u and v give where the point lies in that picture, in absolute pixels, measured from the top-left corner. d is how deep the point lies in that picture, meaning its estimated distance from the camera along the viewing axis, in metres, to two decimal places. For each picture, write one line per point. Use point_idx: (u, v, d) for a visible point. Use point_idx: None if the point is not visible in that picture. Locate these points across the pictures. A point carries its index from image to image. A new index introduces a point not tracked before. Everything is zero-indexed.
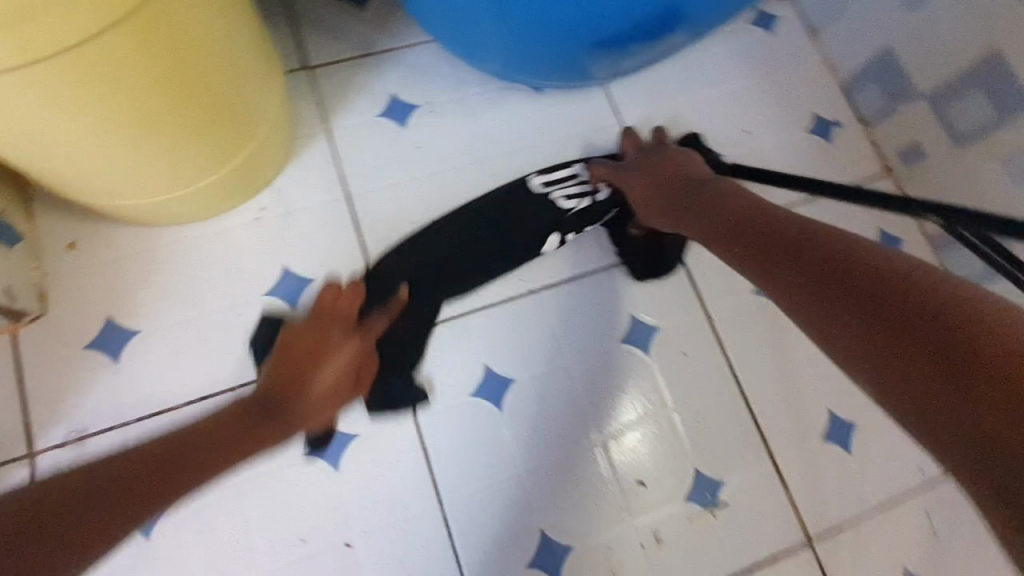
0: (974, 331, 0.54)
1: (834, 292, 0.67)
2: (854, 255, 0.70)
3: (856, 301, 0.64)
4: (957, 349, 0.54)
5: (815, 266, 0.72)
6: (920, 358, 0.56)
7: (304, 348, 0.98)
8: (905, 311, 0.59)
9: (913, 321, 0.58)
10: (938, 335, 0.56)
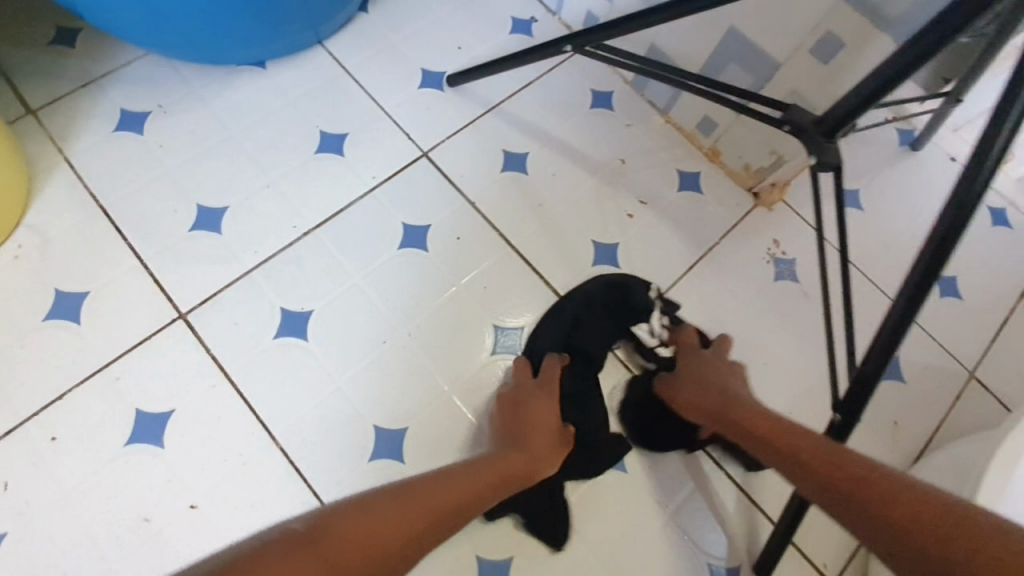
0: (923, 501, 0.46)
1: (789, 459, 0.58)
2: (794, 432, 0.60)
3: (836, 471, 0.53)
4: (918, 518, 0.45)
5: (800, 444, 0.58)
6: (906, 511, 0.46)
7: (546, 422, 0.74)
8: (865, 489, 0.49)
9: (868, 492, 0.49)
10: (900, 496, 0.47)
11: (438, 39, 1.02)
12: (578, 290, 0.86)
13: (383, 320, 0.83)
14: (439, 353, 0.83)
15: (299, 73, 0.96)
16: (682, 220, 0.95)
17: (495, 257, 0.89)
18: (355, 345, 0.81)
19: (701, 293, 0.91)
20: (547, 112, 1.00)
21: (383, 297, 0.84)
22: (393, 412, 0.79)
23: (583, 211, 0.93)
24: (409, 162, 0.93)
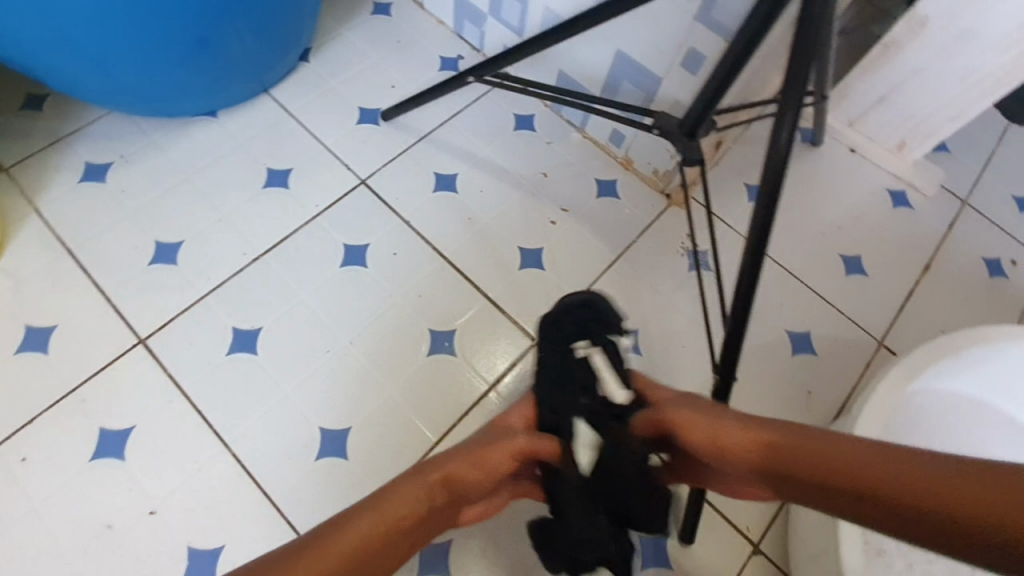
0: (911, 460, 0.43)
1: (835, 500, 0.45)
2: (821, 452, 0.47)
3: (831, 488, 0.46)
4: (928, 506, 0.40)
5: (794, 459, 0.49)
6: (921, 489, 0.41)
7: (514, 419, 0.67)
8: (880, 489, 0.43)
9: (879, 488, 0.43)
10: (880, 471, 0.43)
11: (374, 80, 1.14)
12: (504, 300, 0.96)
13: (326, 331, 0.91)
14: (380, 360, 0.90)
15: (247, 118, 1.06)
16: (602, 222, 1.04)
17: (430, 269, 0.97)
18: (302, 355, 0.89)
19: (622, 286, 0.99)
20: (474, 137, 1.10)
21: (328, 311, 0.92)
22: (338, 414, 0.86)
23: (509, 224, 1.03)
24: (349, 190, 1.03)
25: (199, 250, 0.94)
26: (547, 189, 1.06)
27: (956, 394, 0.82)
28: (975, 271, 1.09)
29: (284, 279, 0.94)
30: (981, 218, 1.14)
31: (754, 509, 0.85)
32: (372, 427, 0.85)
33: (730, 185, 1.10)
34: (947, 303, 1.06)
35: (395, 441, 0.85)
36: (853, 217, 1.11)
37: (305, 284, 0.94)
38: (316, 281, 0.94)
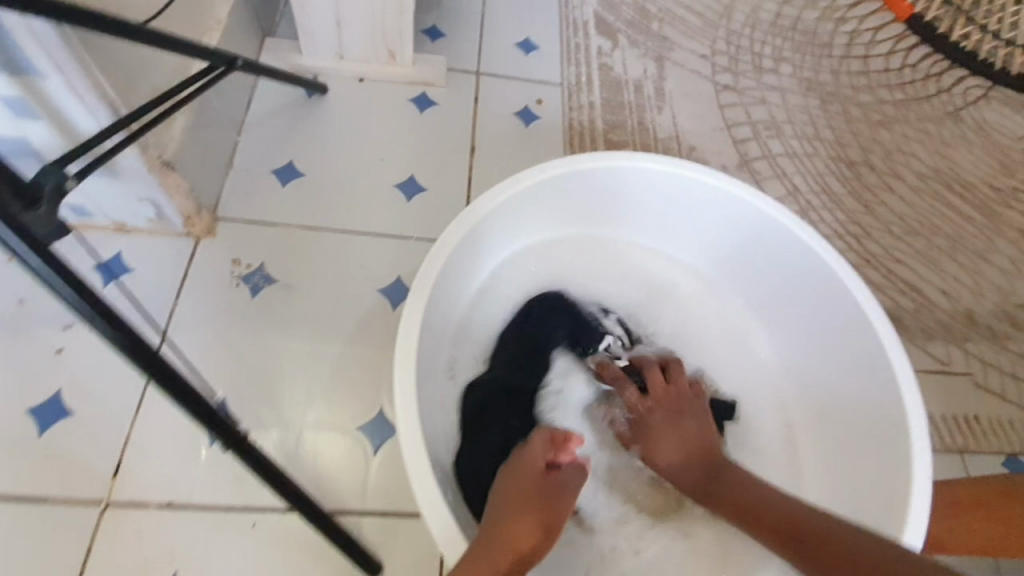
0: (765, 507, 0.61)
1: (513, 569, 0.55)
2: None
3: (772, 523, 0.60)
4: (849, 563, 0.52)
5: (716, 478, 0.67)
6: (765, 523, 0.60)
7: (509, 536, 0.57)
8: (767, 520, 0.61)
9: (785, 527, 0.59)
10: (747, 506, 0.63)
11: (137, 218, 0.80)
12: (233, 352, 0.79)
13: (108, 511, 0.67)
14: (46, 502, 0.66)
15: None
16: (410, 242, 0.92)
17: (167, 331, 0.79)
18: (83, 492, 0.67)
19: (435, 312, 0.72)
20: (143, 260, 0.82)
21: (133, 435, 0.71)
22: (157, 556, 0.66)
23: (235, 256, 0.85)
24: (175, 251, 0.83)
25: None
26: (158, 248, 0.83)
27: (887, 388, 0.69)
28: (841, 193, 1.14)
29: (12, 490, 0.66)
30: (568, 115, 1.09)
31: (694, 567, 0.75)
32: (174, 549, 0.67)
33: (468, 194, 0.98)
34: (854, 225, 1.12)
35: (196, 562, 0.67)
36: (565, 194, 0.82)
37: (54, 433, 0.70)
38: (85, 398, 0.71)
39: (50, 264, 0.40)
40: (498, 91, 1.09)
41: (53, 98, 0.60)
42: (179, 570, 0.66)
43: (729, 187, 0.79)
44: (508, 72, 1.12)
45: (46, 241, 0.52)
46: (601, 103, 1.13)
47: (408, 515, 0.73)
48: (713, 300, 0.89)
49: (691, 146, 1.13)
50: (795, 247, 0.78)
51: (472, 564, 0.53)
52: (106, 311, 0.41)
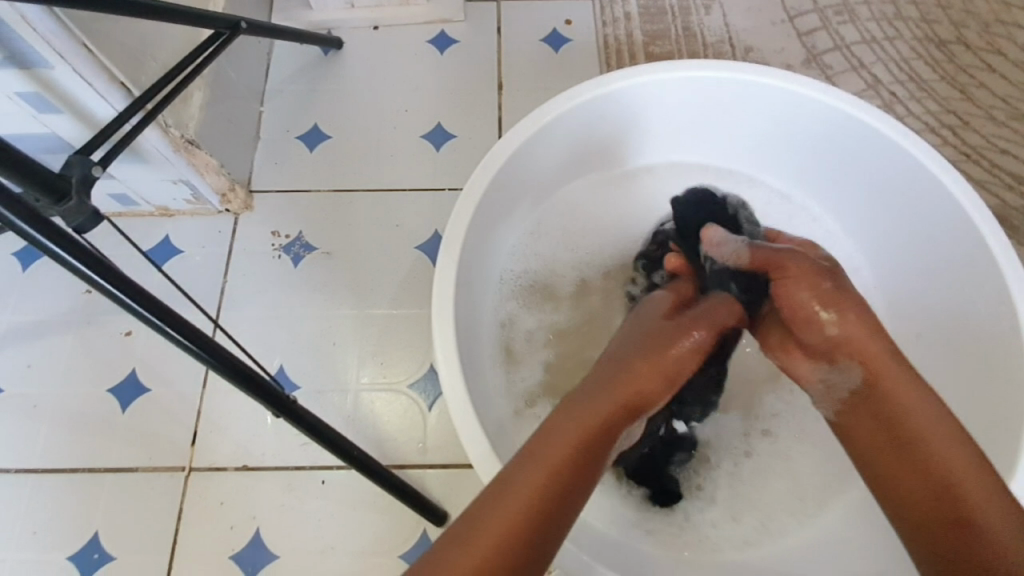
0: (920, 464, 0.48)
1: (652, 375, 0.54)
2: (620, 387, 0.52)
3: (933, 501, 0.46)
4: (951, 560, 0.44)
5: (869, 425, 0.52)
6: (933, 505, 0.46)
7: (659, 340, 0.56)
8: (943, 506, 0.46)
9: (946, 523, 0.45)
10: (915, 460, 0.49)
11: (177, 200, 0.82)
12: (284, 321, 0.81)
13: (191, 475, 0.72)
14: (139, 470, 0.72)
15: (27, 374, 0.77)
16: (444, 192, 0.88)
17: (221, 306, 0.81)
18: (168, 460, 0.73)
19: (474, 263, 0.68)
20: (190, 241, 0.84)
21: (203, 407, 0.75)
22: (240, 515, 0.71)
23: (275, 227, 0.85)
24: (217, 228, 0.85)
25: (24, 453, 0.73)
26: (202, 228, 0.85)
27: (995, 301, 0.60)
28: (933, 79, 0.97)
29: (110, 460, 0.73)
30: (601, 33, 0.98)
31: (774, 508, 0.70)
32: (253, 508, 0.71)
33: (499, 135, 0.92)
34: (950, 114, 0.95)
35: (274, 520, 0.71)
36: (604, 121, 0.73)
37: (135, 408, 0.75)
38: (158, 375, 0.76)
39: (99, 269, 0.43)
40: (521, 15, 0.99)
41: (65, 88, 0.61)
42: (261, 526, 0.70)
43: (795, 85, 0.68)
44: None
45: (79, 231, 0.53)
46: (637, 11, 1.00)
47: (468, 466, 0.73)
48: (791, 223, 0.79)
49: (746, 47, 0.99)
50: (879, 147, 0.67)
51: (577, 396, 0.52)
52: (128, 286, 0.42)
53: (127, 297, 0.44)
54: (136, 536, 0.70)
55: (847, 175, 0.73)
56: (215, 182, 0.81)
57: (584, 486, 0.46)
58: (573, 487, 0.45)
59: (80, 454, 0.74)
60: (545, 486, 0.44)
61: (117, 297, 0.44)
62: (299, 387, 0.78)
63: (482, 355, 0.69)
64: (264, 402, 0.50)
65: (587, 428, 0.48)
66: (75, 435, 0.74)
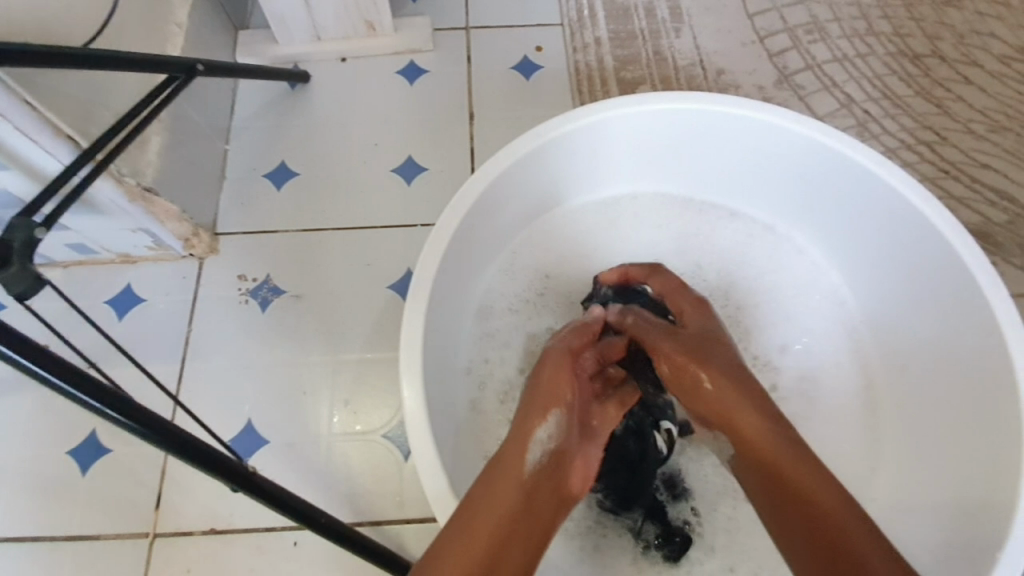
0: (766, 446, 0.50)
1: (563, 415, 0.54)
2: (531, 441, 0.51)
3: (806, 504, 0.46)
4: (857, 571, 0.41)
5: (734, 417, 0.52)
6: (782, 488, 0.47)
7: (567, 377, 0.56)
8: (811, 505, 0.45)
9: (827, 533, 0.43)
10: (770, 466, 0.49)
11: (137, 248, 0.79)
12: (254, 370, 0.78)
13: (156, 540, 0.68)
14: (100, 537, 0.69)
15: None
16: (416, 229, 0.85)
17: (188, 357, 0.78)
18: (131, 525, 0.69)
19: (447, 310, 0.66)
20: (153, 289, 0.81)
21: (168, 467, 0.71)
22: None
23: (243, 271, 0.82)
24: (181, 275, 0.82)
25: None
26: (165, 274, 0.82)
27: (982, 332, 0.59)
28: (906, 94, 0.97)
29: (67, 529, 0.69)
30: (572, 59, 0.96)
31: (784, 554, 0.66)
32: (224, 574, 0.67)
33: (471, 166, 0.90)
34: (925, 131, 0.95)
35: None
36: (576, 154, 0.71)
37: (94, 471, 0.71)
38: (119, 434, 0.73)
39: (24, 352, 0.40)
40: (491, 43, 0.97)
41: (9, 146, 0.59)
42: None
43: (767, 115, 0.67)
44: (500, 19, 0.99)
45: (21, 298, 0.49)
46: (608, 36, 0.99)
47: None
48: (772, 251, 0.78)
49: (719, 69, 0.98)
50: (855, 175, 0.66)
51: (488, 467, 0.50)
52: (56, 366, 0.39)
53: (57, 378, 0.40)
54: None
55: (823, 202, 0.72)
56: (176, 228, 0.79)
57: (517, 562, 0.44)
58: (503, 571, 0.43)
59: (34, 524, 0.69)
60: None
61: (44, 378, 0.40)
62: (269, 440, 0.75)
63: (455, 403, 0.67)
64: (220, 477, 0.47)
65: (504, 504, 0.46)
66: (32, 502, 0.70)
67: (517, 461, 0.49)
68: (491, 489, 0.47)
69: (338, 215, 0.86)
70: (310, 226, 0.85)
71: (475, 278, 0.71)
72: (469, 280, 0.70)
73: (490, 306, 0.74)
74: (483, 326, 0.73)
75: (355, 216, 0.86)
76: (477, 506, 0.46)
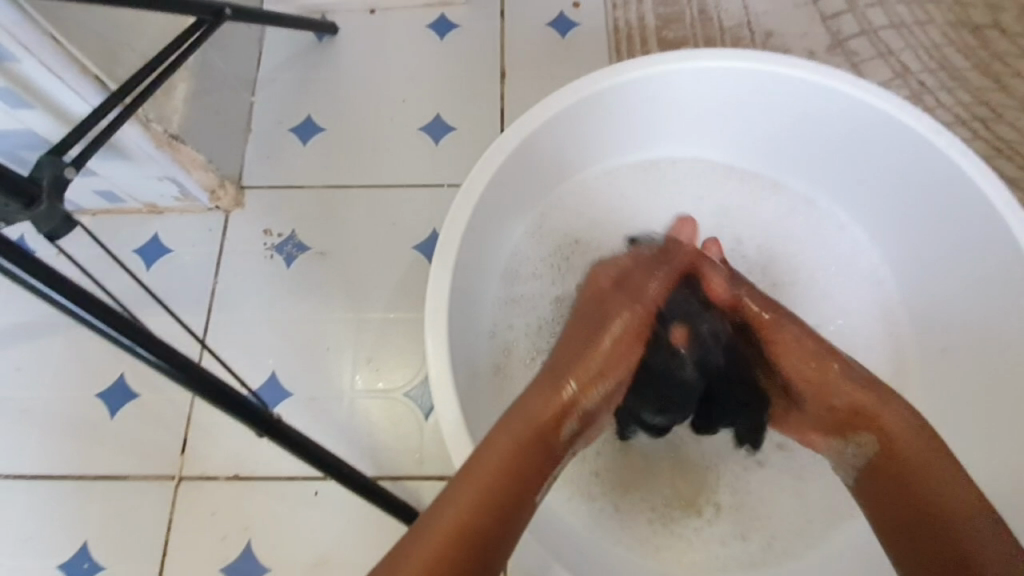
0: (938, 470, 0.48)
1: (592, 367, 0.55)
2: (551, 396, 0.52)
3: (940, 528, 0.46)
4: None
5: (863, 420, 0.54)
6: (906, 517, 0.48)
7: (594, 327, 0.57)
8: (943, 520, 0.46)
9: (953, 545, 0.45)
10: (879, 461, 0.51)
11: (164, 197, 0.79)
12: (277, 324, 0.78)
13: (180, 482, 0.70)
14: (127, 477, 0.71)
15: (15, 377, 0.75)
16: (442, 189, 0.84)
17: (213, 308, 0.79)
18: (157, 467, 0.71)
19: (474, 270, 0.65)
20: (180, 239, 0.81)
21: (193, 414, 0.73)
22: (231, 526, 0.69)
23: (267, 225, 0.82)
24: (208, 227, 0.82)
25: (13, 457, 0.72)
26: (192, 225, 0.82)
27: None
28: (966, 66, 0.91)
29: (95, 467, 0.71)
30: (611, 17, 0.92)
31: (805, 534, 0.64)
32: (245, 519, 0.69)
33: (501, 126, 0.87)
34: (983, 106, 0.89)
35: (265, 531, 0.69)
36: (613, 114, 0.68)
37: (122, 415, 0.73)
38: (145, 380, 0.74)
39: (56, 286, 0.39)
40: None
41: (35, 84, 0.58)
42: (253, 538, 0.68)
43: (820, 76, 0.63)
44: None
45: (52, 238, 0.49)
46: None
47: None
48: (811, 226, 0.74)
49: (767, 32, 0.92)
50: (911, 144, 0.62)
51: (514, 405, 0.51)
52: (88, 301, 0.39)
53: (91, 315, 0.40)
54: (126, 545, 0.69)
55: (874, 173, 0.68)
56: (203, 178, 0.78)
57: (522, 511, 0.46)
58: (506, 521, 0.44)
59: (65, 462, 0.72)
60: (471, 523, 0.43)
61: (77, 314, 0.40)
62: (292, 394, 0.75)
63: (477, 364, 0.66)
64: (246, 422, 0.47)
65: (517, 451, 0.48)
66: (64, 440, 0.72)
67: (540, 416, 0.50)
68: (512, 437, 0.48)
69: (364, 171, 0.85)
70: (335, 182, 0.84)
71: (502, 239, 0.69)
72: (497, 241, 0.69)
73: (517, 268, 0.72)
74: (510, 289, 0.71)
75: (381, 173, 0.84)
76: (499, 454, 0.47)
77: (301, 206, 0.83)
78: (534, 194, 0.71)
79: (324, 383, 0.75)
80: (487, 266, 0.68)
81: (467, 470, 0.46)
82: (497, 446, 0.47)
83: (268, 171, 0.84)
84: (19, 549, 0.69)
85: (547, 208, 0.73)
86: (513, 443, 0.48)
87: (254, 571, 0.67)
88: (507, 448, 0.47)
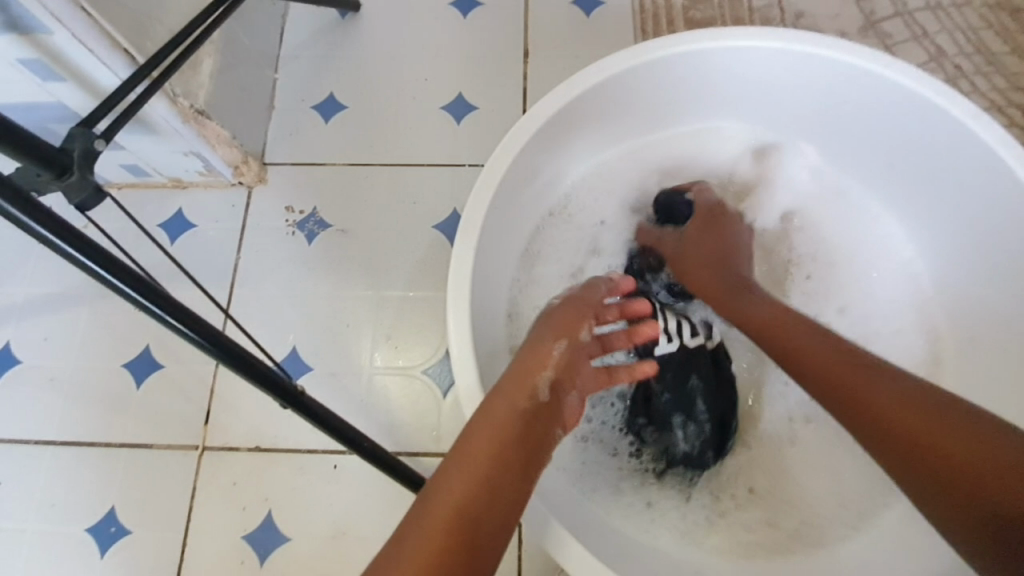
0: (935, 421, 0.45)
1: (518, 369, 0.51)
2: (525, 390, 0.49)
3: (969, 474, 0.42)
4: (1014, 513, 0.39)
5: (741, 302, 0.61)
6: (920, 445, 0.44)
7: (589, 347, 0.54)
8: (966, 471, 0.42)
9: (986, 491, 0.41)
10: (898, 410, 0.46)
11: (188, 172, 0.80)
12: (299, 300, 0.79)
13: (204, 451, 0.72)
14: (153, 445, 0.72)
15: (45, 346, 0.77)
16: (464, 168, 0.83)
17: (237, 283, 0.80)
18: (182, 437, 0.72)
19: (496, 248, 0.65)
20: (203, 214, 0.82)
21: (216, 386, 0.74)
22: (253, 496, 0.70)
23: (290, 202, 0.82)
24: (231, 203, 0.82)
25: (43, 422, 0.74)
26: (215, 200, 0.82)
27: None
28: (1003, 51, 0.88)
29: (122, 434, 0.73)
30: None
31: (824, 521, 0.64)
32: (268, 489, 0.70)
33: (523, 104, 0.86)
34: (1020, 92, 0.86)
35: (287, 503, 0.70)
36: (639, 94, 0.67)
37: (147, 384, 0.74)
38: (170, 352, 0.75)
39: (86, 252, 0.40)
40: None
41: (67, 55, 0.58)
42: (274, 509, 0.70)
43: (855, 57, 0.61)
44: None
45: (82, 208, 0.49)
46: None
47: None
48: (838, 216, 0.74)
49: (798, 13, 0.90)
50: (944, 131, 0.61)
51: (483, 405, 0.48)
52: (117, 264, 0.40)
53: (120, 280, 0.41)
54: (152, 510, 0.70)
55: (904, 159, 0.67)
56: (227, 154, 0.79)
57: (509, 506, 0.43)
58: (484, 524, 0.41)
59: (93, 428, 0.73)
60: (449, 530, 0.40)
61: (105, 278, 0.41)
62: (312, 368, 0.76)
63: (497, 345, 0.66)
64: (269, 392, 0.48)
65: (497, 444, 0.45)
66: (92, 407, 0.74)
67: (511, 413, 0.47)
68: (483, 432, 0.45)
69: (386, 150, 0.84)
70: (356, 160, 0.84)
71: (525, 217, 0.69)
72: (520, 220, 0.68)
73: (539, 248, 0.72)
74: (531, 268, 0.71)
75: (402, 152, 0.84)
76: (476, 450, 0.44)
77: (325, 184, 0.83)
78: (559, 173, 0.71)
79: (345, 359, 0.76)
80: (510, 244, 0.68)
81: (440, 476, 0.43)
82: (470, 441, 0.45)
83: (290, 148, 0.85)
84: (49, 511, 0.71)
85: (571, 188, 0.73)
86: (489, 439, 0.45)
87: (274, 539, 0.69)
88: (483, 443, 0.45)
